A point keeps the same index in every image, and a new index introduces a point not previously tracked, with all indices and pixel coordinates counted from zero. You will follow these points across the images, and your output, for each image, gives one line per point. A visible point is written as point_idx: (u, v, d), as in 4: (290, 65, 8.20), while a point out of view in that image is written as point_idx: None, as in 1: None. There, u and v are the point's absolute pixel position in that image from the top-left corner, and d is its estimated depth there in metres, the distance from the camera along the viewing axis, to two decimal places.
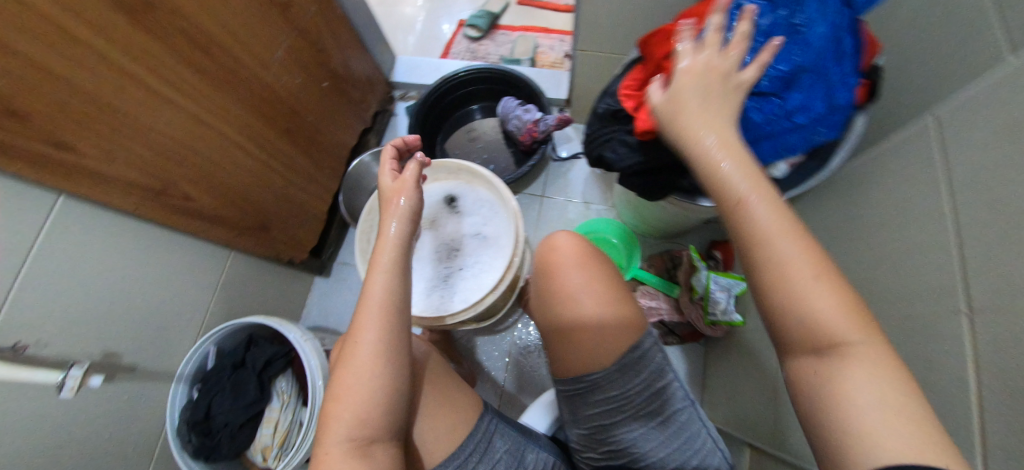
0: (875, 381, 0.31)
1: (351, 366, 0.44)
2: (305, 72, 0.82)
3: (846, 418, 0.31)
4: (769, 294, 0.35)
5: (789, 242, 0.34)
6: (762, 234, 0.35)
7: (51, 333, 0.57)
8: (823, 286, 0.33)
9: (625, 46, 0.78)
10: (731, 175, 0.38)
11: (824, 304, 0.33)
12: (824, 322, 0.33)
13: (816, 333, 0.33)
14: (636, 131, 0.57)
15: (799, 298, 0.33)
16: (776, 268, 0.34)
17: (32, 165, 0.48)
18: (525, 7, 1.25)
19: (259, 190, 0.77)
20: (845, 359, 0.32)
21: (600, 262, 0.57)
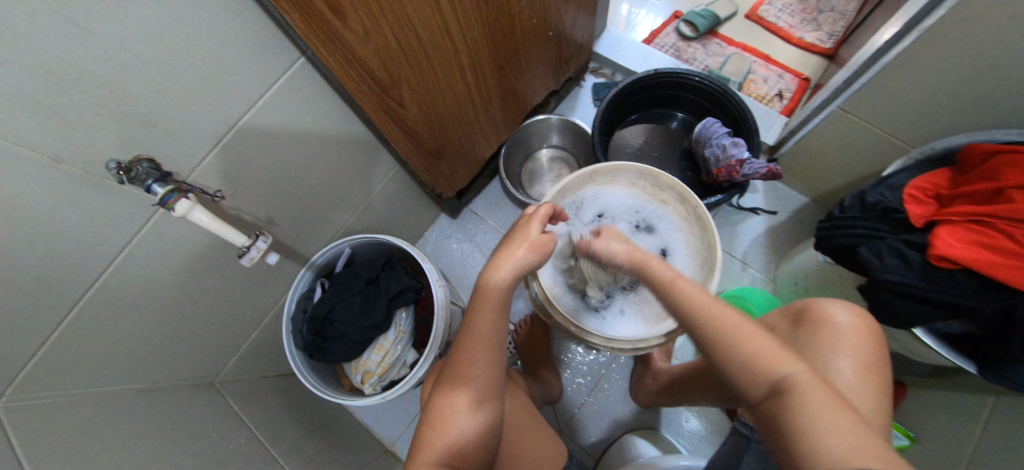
0: (817, 406, 0.35)
1: (454, 393, 0.50)
2: (543, 14, 0.74)
3: (809, 444, 0.33)
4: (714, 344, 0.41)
5: (716, 307, 0.42)
6: (684, 293, 0.44)
7: (238, 184, 0.57)
8: (757, 338, 0.40)
9: (899, 130, 0.68)
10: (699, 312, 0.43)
11: (756, 349, 0.39)
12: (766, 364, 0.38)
13: (755, 373, 0.39)
14: (929, 253, 0.49)
15: (745, 347, 0.39)
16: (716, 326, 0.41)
17: (305, 19, 0.44)
18: (754, 23, 1.11)
19: (453, 118, 0.73)
20: (785, 397, 0.36)
21: (882, 356, 0.48)
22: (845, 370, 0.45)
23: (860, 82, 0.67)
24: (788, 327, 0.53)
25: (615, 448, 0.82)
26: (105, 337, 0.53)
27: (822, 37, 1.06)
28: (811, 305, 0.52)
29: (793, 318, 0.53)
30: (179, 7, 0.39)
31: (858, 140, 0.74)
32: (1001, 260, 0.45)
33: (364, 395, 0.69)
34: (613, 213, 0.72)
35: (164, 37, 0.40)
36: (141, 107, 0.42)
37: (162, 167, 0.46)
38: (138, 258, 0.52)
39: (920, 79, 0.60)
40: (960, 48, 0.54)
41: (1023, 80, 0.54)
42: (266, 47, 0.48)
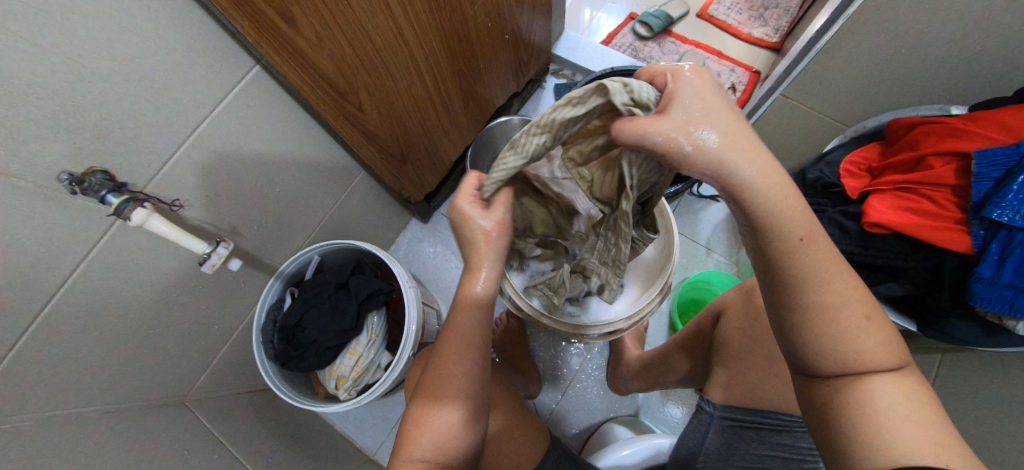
0: (910, 396, 0.33)
1: (436, 391, 0.49)
2: (498, 19, 0.77)
3: (884, 434, 0.32)
4: (816, 314, 0.34)
5: (834, 280, 0.34)
6: (810, 256, 0.34)
7: (198, 195, 0.57)
8: (868, 322, 0.34)
9: (836, 112, 0.73)
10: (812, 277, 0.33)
11: (858, 329, 0.33)
12: (869, 344, 0.33)
13: (847, 346, 0.33)
14: (864, 221, 0.52)
15: (857, 328, 0.33)
16: (828, 300, 0.33)
17: (255, 27, 0.45)
18: (704, 22, 1.16)
19: (415, 121, 0.75)
20: (874, 384, 0.33)
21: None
22: None
23: (797, 68, 0.71)
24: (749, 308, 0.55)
25: (595, 438, 0.84)
26: (65, 356, 0.52)
27: (769, 32, 1.12)
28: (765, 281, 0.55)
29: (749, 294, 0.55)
30: (127, 17, 0.40)
31: (803, 124, 0.78)
32: (926, 222, 0.49)
33: (339, 400, 0.69)
34: None
35: (113, 47, 0.41)
36: (92, 117, 0.42)
37: (116, 177, 0.46)
38: (96, 273, 0.51)
39: (849, 62, 0.65)
40: (879, 31, 0.59)
41: (934, 59, 0.58)
42: (219, 55, 0.49)
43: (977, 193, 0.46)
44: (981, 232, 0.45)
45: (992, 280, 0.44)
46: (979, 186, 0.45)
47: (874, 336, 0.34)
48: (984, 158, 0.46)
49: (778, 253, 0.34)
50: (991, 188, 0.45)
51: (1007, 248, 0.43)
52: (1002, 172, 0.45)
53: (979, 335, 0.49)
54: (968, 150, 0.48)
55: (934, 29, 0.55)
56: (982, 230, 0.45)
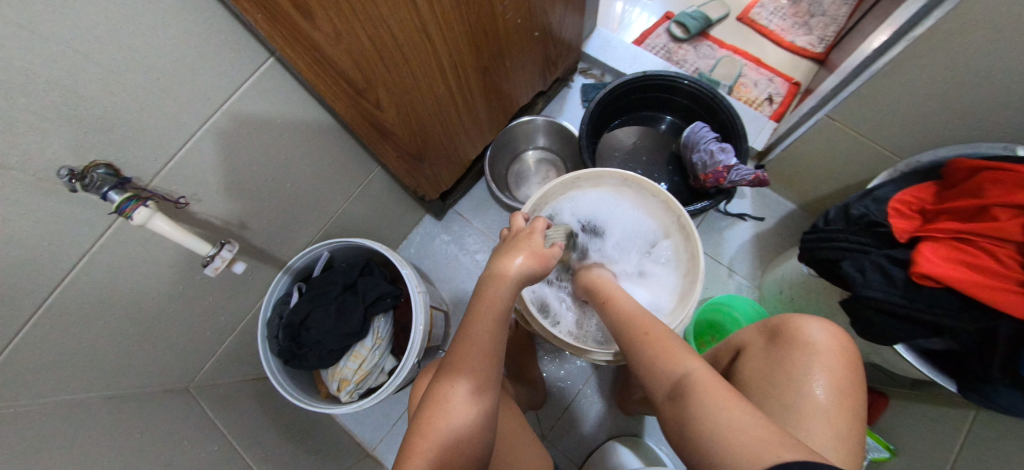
0: (723, 403, 0.38)
1: (447, 403, 0.48)
2: (529, 15, 0.73)
3: (712, 430, 0.37)
4: (653, 363, 0.46)
5: (664, 346, 0.46)
6: (639, 321, 0.51)
7: (206, 189, 0.55)
8: (675, 354, 0.46)
9: (887, 140, 0.67)
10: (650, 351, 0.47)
11: (675, 362, 0.44)
12: (684, 372, 0.43)
13: (664, 373, 0.44)
14: (912, 271, 0.48)
15: (667, 358, 0.45)
16: (648, 345, 0.48)
17: (269, 19, 0.42)
18: (745, 25, 1.09)
19: (434, 120, 0.71)
20: (691, 398, 0.40)
21: (857, 374, 0.51)
22: (820, 394, 0.49)
23: (848, 90, 0.66)
24: (774, 342, 0.56)
25: (596, 456, 0.82)
26: (66, 346, 0.51)
27: (813, 41, 1.05)
28: (789, 322, 0.56)
29: (770, 335, 0.57)
30: (133, 7, 0.37)
31: (847, 148, 0.73)
32: (983, 279, 0.44)
33: (340, 403, 0.68)
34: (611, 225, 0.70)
35: (117, 37, 0.38)
36: (94, 110, 0.40)
37: (120, 172, 0.44)
38: (99, 266, 0.50)
39: (909, 89, 0.59)
40: (948, 59, 0.53)
41: (1007, 94, 0.53)
42: (231, 46, 0.46)
43: None
44: None
45: None
46: None
47: (681, 365, 0.44)
48: None
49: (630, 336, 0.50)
50: None
51: None
52: None
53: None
54: None
55: (1014, 62, 0.49)
56: None
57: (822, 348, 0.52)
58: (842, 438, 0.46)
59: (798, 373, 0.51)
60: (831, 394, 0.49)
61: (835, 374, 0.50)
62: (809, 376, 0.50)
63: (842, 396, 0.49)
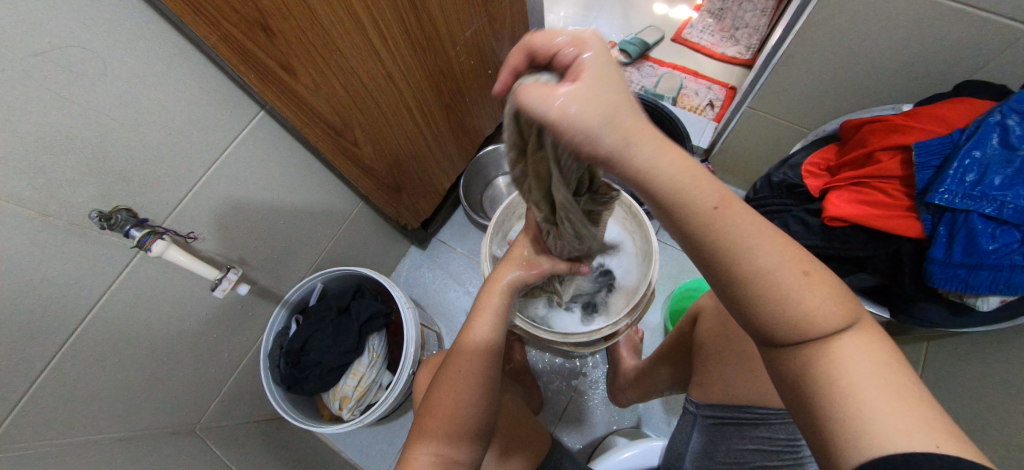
0: (868, 364, 0.31)
1: (454, 378, 0.50)
2: (480, 56, 0.85)
3: (851, 414, 0.29)
4: (759, 292, 0.31)
5: (787, 277, 0.30)
6: (750, 234, 0.30)
7: (210, 229, 0.62)
8: (815, 291, 0.31)
9: (799, 119, 0.78)
10: (754, 265, 0.30)
11: (805, 302, 0.31)
12: (829, 317, 0.31)
13: (794, 323, 0.31)
14: (825, 216, 0.56)
15: (801, 295, 0.31)
16: (770, 277, 0.31)
17: (260, 78, 0.52)
18: (679, 46, 1.24)
19: (408, 153, 0.81)
20: (835, 361, 0.31)
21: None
22: None
23: (758, 82, 0.77)
24: None
25: (598, 450, 0.84)
26: (86, 382, 0.56)
27: (741, 50, 1.20)
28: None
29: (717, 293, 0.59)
30: (151, 78, 0.47)
31: (771, 132, 0.83)
32: (879, 211, 0.52)
33: (343, 420, 0.72)
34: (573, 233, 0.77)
35: (137, 101, 0.47)
36: (119, 163, 0.49)
37: (138, 214, 0.52)
38: (117, 304, 0.56)
39: (803, 73, 0.70)
40: (824, 43, 0.64)
41: (875, 66, 0.64)
42: (229, 103, 0.56)
43: (921, 181, 0.49)
44: (929, 217, 0.48)
45: (945, 261, 0.46)
46: (922, 176, 0.49)
47: (826, 311, 0.31)
48: (924, 148, 0.50)
49: (736, 249, 0.30)
50: (932, 175, 0.48)
51: (952, 229, 0.46)
52: (940, 161, 0.48)
53: (945, 315, 0.51)
54: (909, 143, 0.52)
55: (872, 37, 0.60)
56: (929, 215, 0.48)
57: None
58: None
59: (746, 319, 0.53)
60: None
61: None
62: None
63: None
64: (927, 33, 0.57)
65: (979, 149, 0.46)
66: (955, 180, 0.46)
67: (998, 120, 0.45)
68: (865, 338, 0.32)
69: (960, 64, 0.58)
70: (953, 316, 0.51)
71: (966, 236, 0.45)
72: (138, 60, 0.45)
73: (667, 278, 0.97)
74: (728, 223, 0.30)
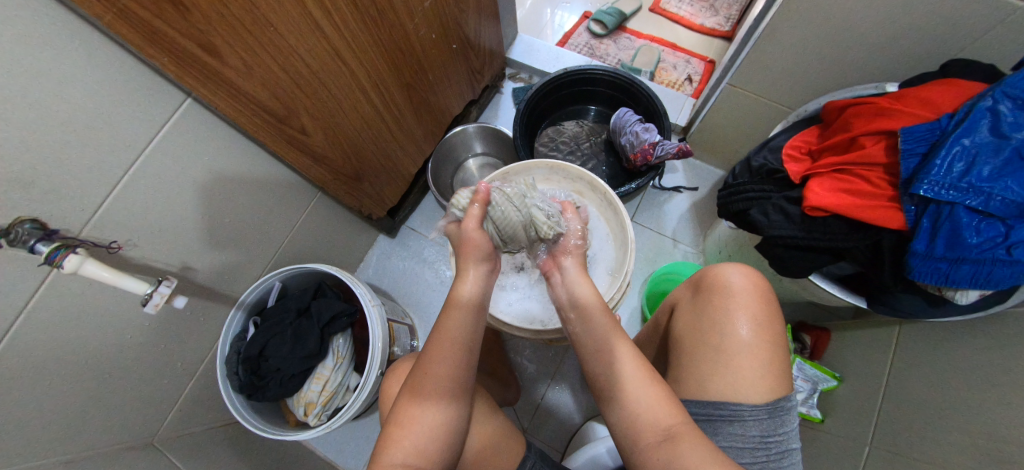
0: (700, 461, 0.38)
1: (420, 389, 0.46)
2: (442, 31, 0.78)
3: None
4: (618, 387, 0.44)
5: (639, 385, 0.43)
6: (616, 353, 0.46)
7: (142, 233, 0.55)
8: (664, 404, 0.42)
9: (780, 96, 0.74)
10: (620, 366, 0.45)
11: (654, 408, 0.42)
12: (666, 422, 0.41)
13: (646, 425, 0.42)
14: (805, 205, 0.52)
15: (643, 389, 0.43)
16: (625, 376, 0.44)
17: (176, 62, 0.45)
18: (657, 16, 1.18)
19: (366, 138, 0.75)
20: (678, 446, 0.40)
21: (773, 309, 0.52)
22: (745, 332, 0.50)
23: (740, 57, 0.72)
24: (693, 292, 0.58)
25: (578, 437, 0.84)
26: (22, 415, 0.48)
27: (720, 21, 1.14)
28: (709, 272, 0.56)
29: (694, 288, 0.58)
30: (36, 64, 0.39)
31: (751, 110, 0.80)
32: (860, 201, 0.49)
33: (309, 426, 0.68)
34: None
35: (21, 93, 0.39)
36: (14, 167, 0.41)
37: (46, 224, 0.44)
38: (40, 332, 0.48)
39: (785, 48, 0.66)
40: (810, 14, 0.60)
41: (858, 43, 0.60)
42: (144, 92, 0.49)
43: (906, 169, 0.46)
44: (912, 208, 0.46)
45: (926, 254, 0.45)
46: (907, 163, 0.46)
47: (667, 414, 0.42)
48: (911, 134, 0.47)
49: (608, 372, 0.45)
50: (917, 164, 0.46)
51: (936, 221, 0.44)
52: (926, 148, 0.46)
53: (922, 306, 0.50)
54: (894, 128, 0.49)
55: (861, 10, 0.56)
56: (913, 206, 0.46)
57: (738, 290, 0.52)
58: (763, 373, 0.48)
59: (721, 317, 0.51)
60: (756, 331, 0.50)
61: (753, 312, 0.51)
62: (731, 316, 0.51)
63: (763, 332, 0.50)
64: (917, 6, 0.53)
65: (968, 137, 0.43)
66: (942, 168, 0.43)
67: (989, 105, 0.43)
68: (708, 446, 0.40)
69: (946, 41, 0.55)
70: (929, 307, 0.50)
71: (950, 229, 0.43)
72: (18, 45, 0.37)
73: (645, 261, 0.95)
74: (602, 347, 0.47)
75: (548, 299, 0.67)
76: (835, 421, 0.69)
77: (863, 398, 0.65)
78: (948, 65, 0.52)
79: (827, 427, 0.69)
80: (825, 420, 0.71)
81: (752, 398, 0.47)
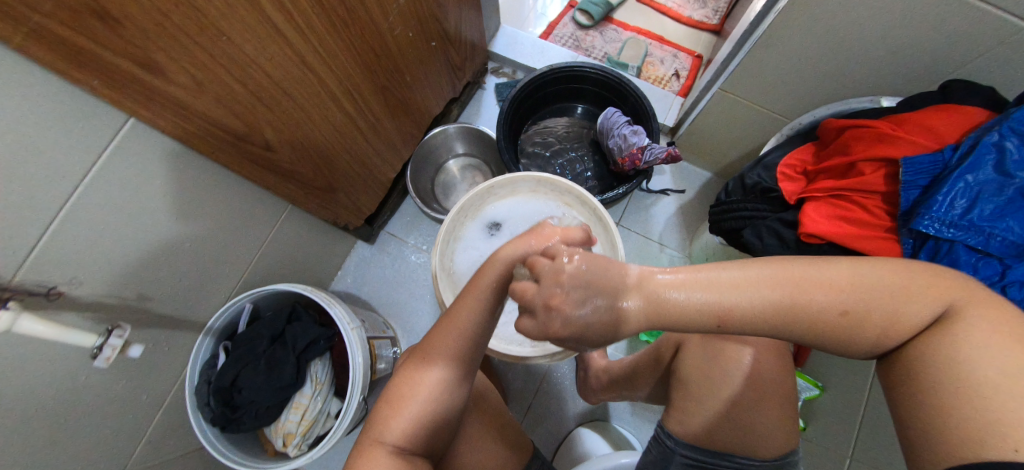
0: (987, 340, 0.30)
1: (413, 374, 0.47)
2: (419, 28, 0.71)
3: (981, 382, 0.30)
4: (817, 332, 0.33)
5: (857, 308, 0.32)
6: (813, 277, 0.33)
7: (89, 270, 0.49)
8: (902, 300, 0.32)
9: (773, 104, 0.72)
10: (813, 302, 0.33)
11: (896, 314, 0.32)
12: (915, 315, 0.32)
13: (896, 331, 0.33)
14: (800, 232, 0.51)
15: (859, 313, 0.33)
16: (822, 318, 0.33)
17: (108, 83, 0.39)
18: (644, 6, 1.12)
19: (339, 149, 0.69)
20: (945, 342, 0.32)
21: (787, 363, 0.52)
22: (760, 387, 0.50)
23: (734, 63, 0.69)
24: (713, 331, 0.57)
25: (567, 446, 0.84)
26: None
27: (708, 13, 1.10)
28: None
29: None
30: None
31: (742, 116, 0.78)
32: (858, 231, 0.48)
33: (288, 458, 0.65)
34: (512, 224, 0.70)
35: None
36: None
37: None
38: None
39: (781, 57, 0.63)
40: (809, 25, 0.57)
41: (855, 56, 0.58)
42: (76, 116, 0.42)
43: (906, 201, 0.45)
44: (910, 241, 0.45)
45: None
46: (907, 195, 0.45)
47: (910, 317, 0.32)
48: (913, 166, 0.45)
49: (802, 321, 0.33)
50: (918, 196, 0.45)
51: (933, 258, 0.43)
52: (928, 181, 0.44)
53: None
54: (895, 157, 0.47)
55: (863, 23, 0.53)
56: (911, 239, 0.45)
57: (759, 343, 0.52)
58: (776, 430, 0.49)
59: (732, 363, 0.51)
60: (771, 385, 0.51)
61: (762, 352, 0.51)
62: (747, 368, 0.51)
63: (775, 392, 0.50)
64: (920, 22, 0.51)
65: (971, 173, 0.42)
66: (943, 205, 0.42)
67: (996, 141, 0.42)
68: (976, 318, 0.31)
69: (945, 59, 0.53)
70: None
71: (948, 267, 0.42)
72: None
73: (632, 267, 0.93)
74: (776, 297, 0.33)
75: None
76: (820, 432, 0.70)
77: (845, 410, 0.67)
78: (949, 87, 0.51)
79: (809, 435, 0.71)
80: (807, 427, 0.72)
81: (762, 453, 0.49)
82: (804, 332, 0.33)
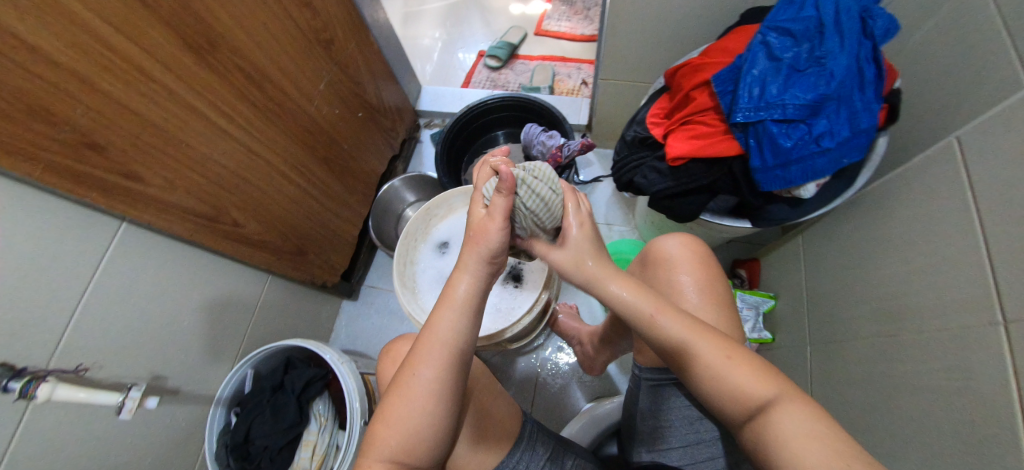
0: (803, 427, 0.35)
1: (403, 395, 0.43)
2: (344, 104, 0.88)
3: (790, 451, 0.35)
4: (695, 371, 0.41)
5: (729, 365, 0.39)
6: (703, 331, 0.41)
7: (107, 355, 0.59)
8: (760, 378, 0.38)
9: (643, 76, 0.85)
10: (695, 346, 0.41)
11: (751, 383, 0.38)
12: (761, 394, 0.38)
13: (745, 403, 0.38)
14: (669, 159, 0.60)
15: (727, 371, 0.39)
16: (701, 360, 0.40)
17: (105, 194, 0.52)
18: (542, 38, 1.32)
19: (299, 215, 0.83)
20: (770, 421, 0.37)
21: (714, 271, 0.52)
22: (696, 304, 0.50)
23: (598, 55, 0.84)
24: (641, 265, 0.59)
25: None
26: None
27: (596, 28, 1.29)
28: (652, 246, 0.57)
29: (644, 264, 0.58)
30: None
31: (627, 94, 0.90)
32: (706, 141, 0.58)
33: None
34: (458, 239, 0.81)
35: None
36: None
37: (14, 365, 0.49)
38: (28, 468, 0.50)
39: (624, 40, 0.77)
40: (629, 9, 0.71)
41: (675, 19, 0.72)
42: (80, 228, 0.54)
43: (725, 105, 0.55)
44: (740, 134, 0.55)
45: (764, 167, 0.53)
46: (725, 101, 0.56)
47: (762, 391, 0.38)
48: (719, 78, 0.56)
49: (682, 352, 0.41)
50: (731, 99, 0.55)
51: (759, 139, 0.53)
52: (733, 85, 0.55)
53: (788, 210, 0.59)
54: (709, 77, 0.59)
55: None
56: (740, 133, 0.55)
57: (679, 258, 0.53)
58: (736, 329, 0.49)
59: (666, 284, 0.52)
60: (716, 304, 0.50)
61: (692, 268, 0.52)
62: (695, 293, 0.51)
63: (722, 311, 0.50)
64: None
65: (755, 67, 0.53)
66: (746, 97, 0.52)
67: (761, 39, 0.54)
68: (812, 411, 0.36)
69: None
70: (794, 210, 0.58)
71: (769, 140, 0.51)
72: None
73: None
74: (678, 329, 0.42)
75: (493, 311, 0.74)
76: (783, 336, 0.74)
77: (799, 310, 0.71)
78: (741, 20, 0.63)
79: (779, 345, 0.74)
80: (774, 337, 0.76)
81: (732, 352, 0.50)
82: (688, 363, 0.41)
